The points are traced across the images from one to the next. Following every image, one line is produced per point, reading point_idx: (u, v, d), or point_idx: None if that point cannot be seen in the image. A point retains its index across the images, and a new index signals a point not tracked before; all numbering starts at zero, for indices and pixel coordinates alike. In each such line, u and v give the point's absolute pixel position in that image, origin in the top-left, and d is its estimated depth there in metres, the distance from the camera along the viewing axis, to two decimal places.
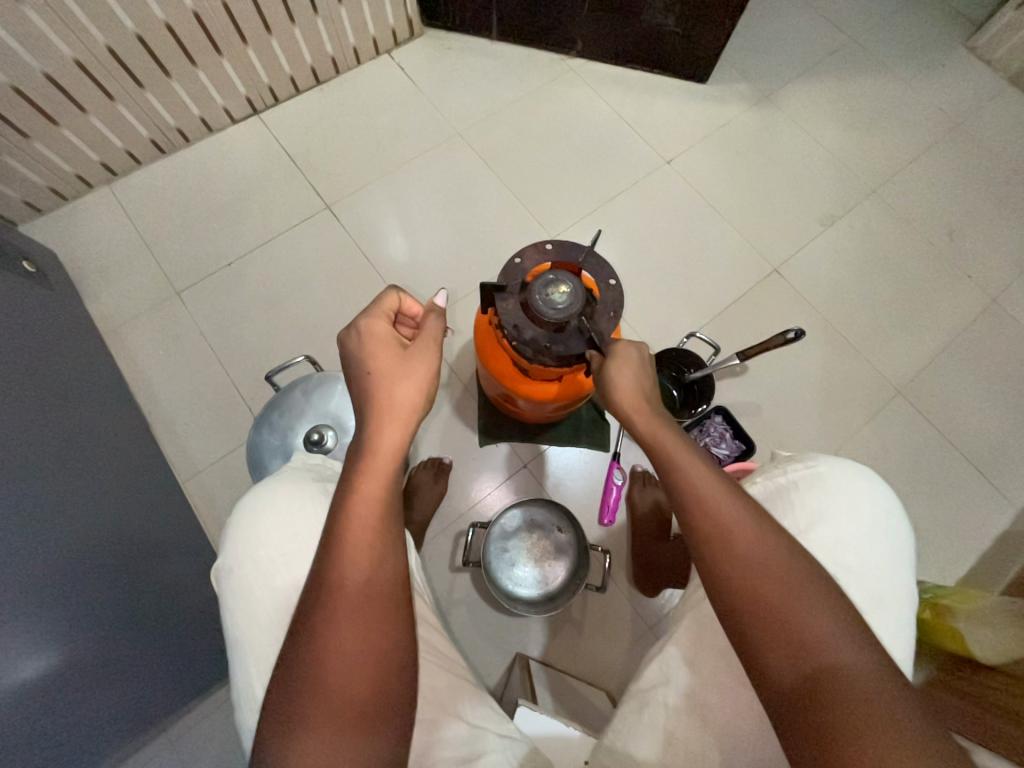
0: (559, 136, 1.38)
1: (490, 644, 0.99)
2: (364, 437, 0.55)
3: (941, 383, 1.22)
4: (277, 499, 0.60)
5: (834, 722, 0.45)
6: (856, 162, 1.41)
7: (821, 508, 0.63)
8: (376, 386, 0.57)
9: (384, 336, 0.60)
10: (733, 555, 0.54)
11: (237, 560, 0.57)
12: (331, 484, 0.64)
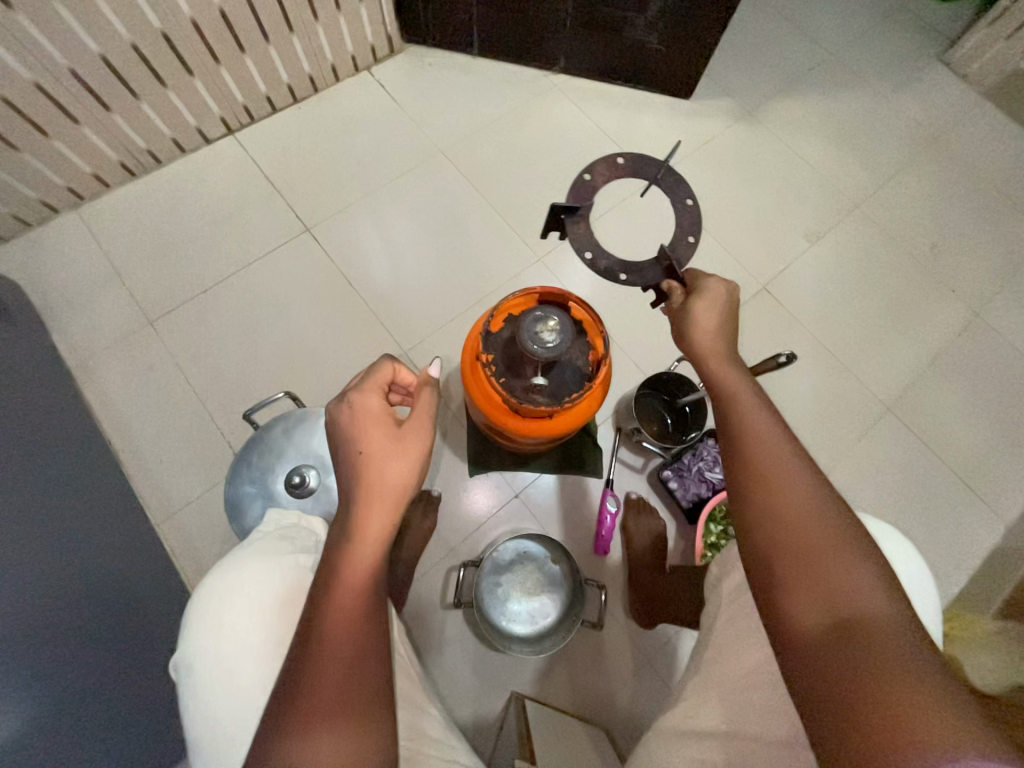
0: (544, 153, 1.36)
1: (485, 687, 0.96)
2: (350, 525, 0.53)
3: (928, 398, 1.22)
4: (245, 580, 0.57)
5: (860, 668, 0.43)
6: (839, 177, 1.42)
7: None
8: (366, 469, 0.55)
9: (374, 410, 0.58)
10: (763, 491, 0.54)
11: (201, 650, 0.54)
12: (305, 554, 0.61)
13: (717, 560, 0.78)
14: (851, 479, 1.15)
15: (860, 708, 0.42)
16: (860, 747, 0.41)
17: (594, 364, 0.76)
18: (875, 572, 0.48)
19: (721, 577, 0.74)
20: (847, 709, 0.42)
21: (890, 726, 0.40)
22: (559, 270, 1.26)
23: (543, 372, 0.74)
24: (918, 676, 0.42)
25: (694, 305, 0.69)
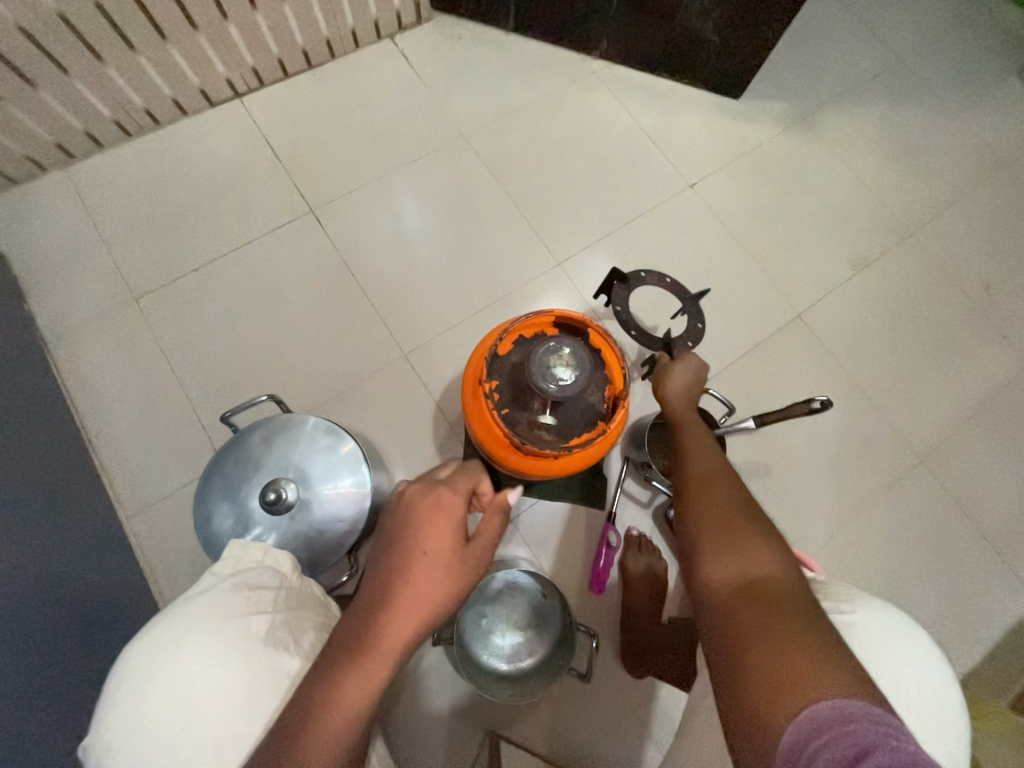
0: (573, 147, 1.25)
1: (460, 726, 0.90)
2: (373, 630, 0.44)
3: (965, 453, 1.13)
4: (181, 654, 0.49)
5: (756, 624, 0.46)
6: (893, 200, 1.30)
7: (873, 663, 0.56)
8: (416, 573, 0.47)
9: (451, 512, 0.50)
10: (697, 493, 0.61)
11: (122, 735, 0.47)
12: (257, 617, 0.53)
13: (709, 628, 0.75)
14: (872, 536, 1.06)
15: (751, 658, 0.44)
16: (750, 696, 0.43)
17: (610, 401, 0.68)
18: (779, 551, 0.53)
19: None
20: (741, 662, 0.45)
21: (779, 672, 0.42)
22: (577, 278, 1.16)
23: (551, 409, 0.67)
24: (808, 628, 0.45)
25: (673, 368, 0.77)
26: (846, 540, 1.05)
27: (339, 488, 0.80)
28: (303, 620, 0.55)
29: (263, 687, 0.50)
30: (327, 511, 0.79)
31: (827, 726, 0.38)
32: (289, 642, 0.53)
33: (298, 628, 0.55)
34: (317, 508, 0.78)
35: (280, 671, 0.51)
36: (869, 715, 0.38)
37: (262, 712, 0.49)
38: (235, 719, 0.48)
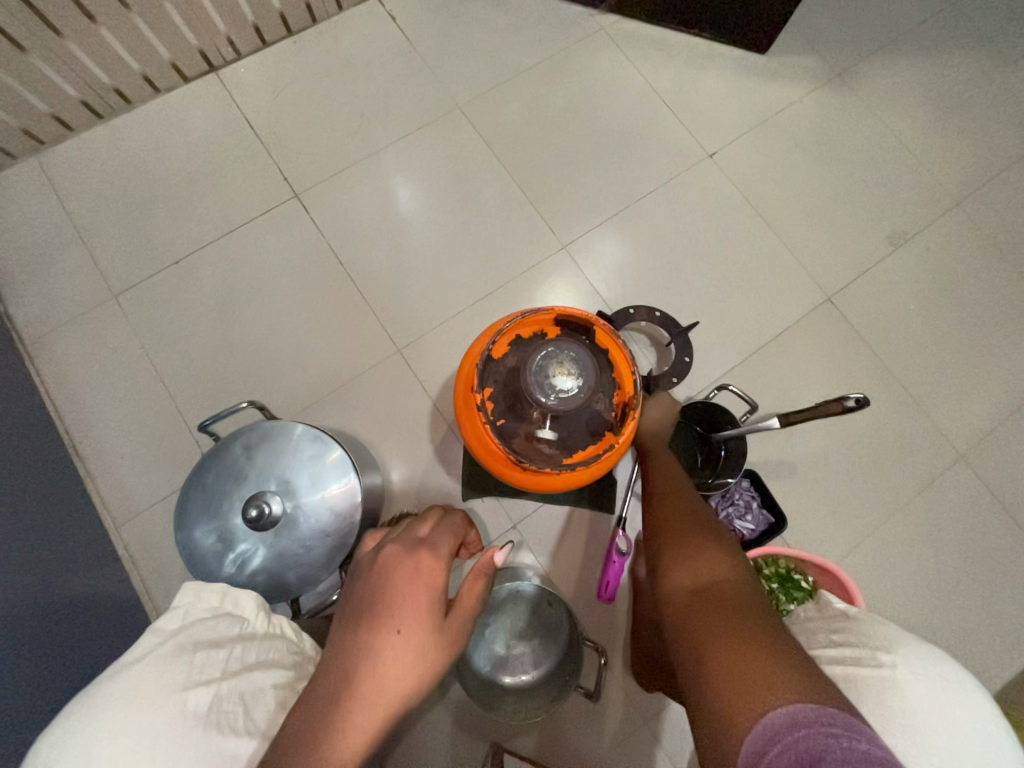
0: (580, 115, 1.13)
1: (463, 737, 0.87)
2: (332, 702, 0.39)
3: (1012, 448, 1.03)
4: (99, 747, 0.39)
5: (705, 623, 0.44)
6: (940, 166, 1.16)
7: (895, 718, 0.49)
8: (383, 642, 0.42)
9: (429, 578, 0.46)
10: (659, 513, 0.62)
11: None
12: (198, 689, 0.43)
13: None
14: (906, 538, 0.98)
15: (703, 657, 0.42)
16: (700, 703, 0.40)
17: (619, 409, 0.60)
18: (733, 554, 0.53)
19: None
20: (693, 665, 0.42)
21: (731, 673, 0.39)
22: (584, 262, 1.07)
23: (552, 420, 0.60)
24: (758, 623, 0.43)
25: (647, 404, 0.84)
26: (877, 543, 0.97)
27: (327, 500, 0.74)
28: (262, 684, 0.46)
29: None
30: (316, 525, 0.73)
31: (781, 733, 0.35)
32: (239, 717, 0.43)
33: (254, 695, 0.45)
34: (304, 523, 0.73)
35: (227, 757, 0.41)
36: (822, 718, 0.34)
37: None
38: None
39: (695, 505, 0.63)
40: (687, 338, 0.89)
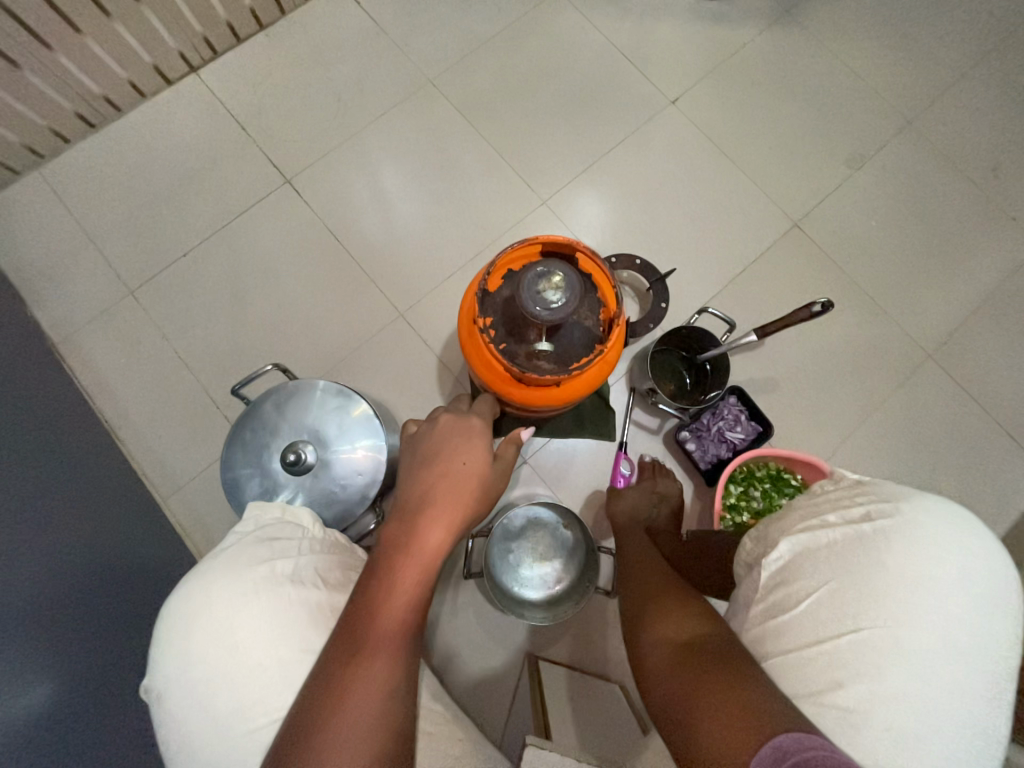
0: (545, 77, 1.19)
1: (499, 653, 0.95)
2: (415, 526, 0.54)
3: (975, 345, 1.11)
4: (213, 597, 0.51)
5: (697, 673, 0.47)
6: (892, 90, 1.22)
7: (924, 561, 0.49)
8: (452, 476, 0.58)
9: (478, 437, 0.63)
10: (635, 585, 0.66)
11: (172, 680, 0.50)
12: (282, 560, 0.56)
13: (749, 536, 0.61)
14: (885, 435, 1.06)
15: (699, 704, 0.45)
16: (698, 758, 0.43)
17: (606, 324, 0.68)
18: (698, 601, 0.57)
19: (756, 556, 0.58)
20: (691, 717, 0.45)
21: (731, 704, 0.44)
22: (565, 215, 1.13)
23: (548, 337, 0.67)
24: (746, 677, 0.46)
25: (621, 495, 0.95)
26: (859, 442, 1.06)
27: (355, 445, 0.83)
28: (329, 563, 0.59)
29: (298, 621, 0.53)
30: (347, 466, 0.82)
31: (790, 753, 0.40)
32: (317, 580, 0.56)
33: (325, 569, 0.58)
34: (337, 465, 0.81)
35: (314, 603, 0.54)
36: (807, 743, 0.40)
37: (304, 642, 0.52)
38: (279, 652, 0.51)
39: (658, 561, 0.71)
40: (663, 285, 1.00)
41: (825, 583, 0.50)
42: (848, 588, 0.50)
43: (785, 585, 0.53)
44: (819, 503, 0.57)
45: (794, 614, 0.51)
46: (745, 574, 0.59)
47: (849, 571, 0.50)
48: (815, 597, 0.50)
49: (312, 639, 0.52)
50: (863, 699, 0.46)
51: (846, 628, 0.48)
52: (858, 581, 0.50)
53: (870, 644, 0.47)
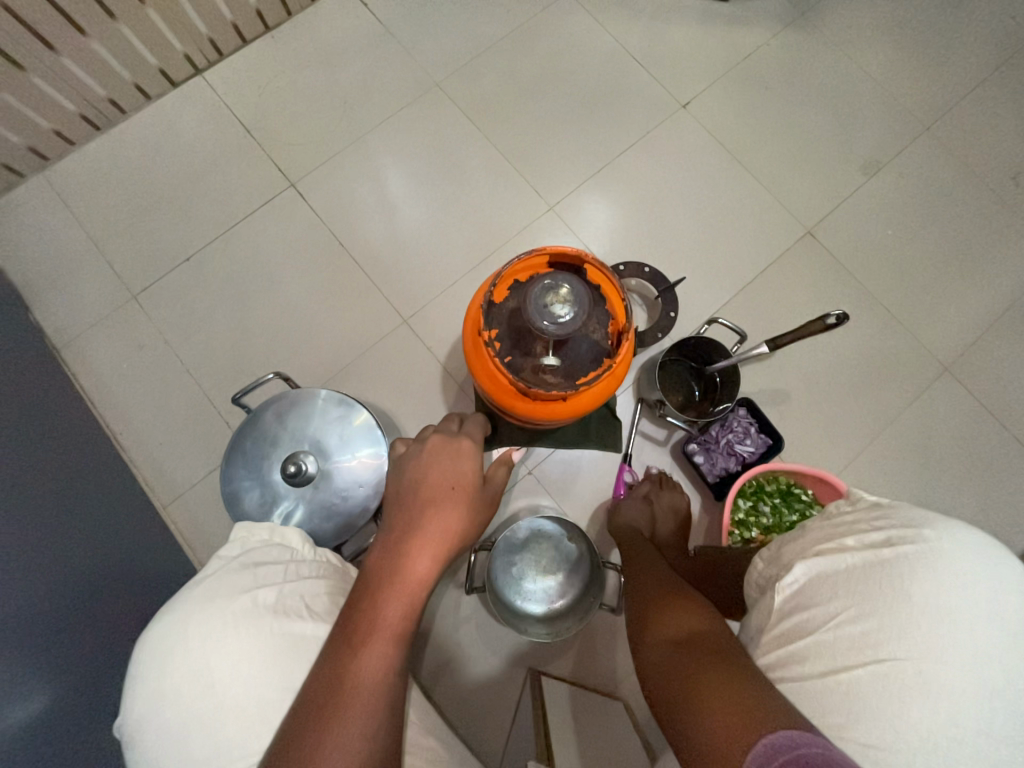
0: (553, 80, 1.17)
1: (500, 666, 0.94)
2: (403, 552, 0.53)
3: (993, 357, 1.08)
4: (190, 630, 0.51)
5: (692, 668, 0.47)
6: (910, 94, 1.19)
7: (950, 591, 0.47)
8: (441, 500, 0.57)
9: (469, 458, 0.61)
10: (636, 600, 0.65)
11: (148, 718, 0.49)
12: (265, 588, 0.55)
13: (763, 557, 0.60)
14: (898, 449, 1.04)
15: (696, 703, 0.44)
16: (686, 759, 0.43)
17: (614, 337, 0.66)
18: (705, 606, 0.56)
19: (769, 578, 0.57)
20: (682, 723, 0.44)
21: (724, 699, 0.43)
22: (572, 221, 1.11)
23: (555, 351, 0.65)
24: (744, 676, 0.45)
25: (621, 503, 0.94)
26: (872, 455, 1.03)
27: (357, 455, 0.81)
28: (317, 589, 0.58)
29: (279, 653, 0.51)
30: (348, 477, 0.80)
31: (781, 750, 0.38)
32: (302, 609, 0.55)
33: (313, 596, 0.57)
34: (338, 476, 0.80)
35: (297, 634, 0.53)
36: (799, 741, 0.38)
37: (285, 678, 0.50)
38: (259, 688, 0.49)
39: (664, 571, 0.70)
40: (672, 294, 0.98)
41: (842, 610, 0.48)
42: (869, 617, 0.47)
43: (800, 611, 0.51)
44: (836, 526, 0.56)
45: (809, 642, 0.49)
46: (758, 597, 0.57)
47: (870, 598, 0.48)
48: (832, 625, 0.48)
49: (294, 674, 0.51)
50: (881, 733, 0.44)
51: (865, 658, 0.46)
52: (880, 611, 0.47)
53: (892, 676, 0.45)
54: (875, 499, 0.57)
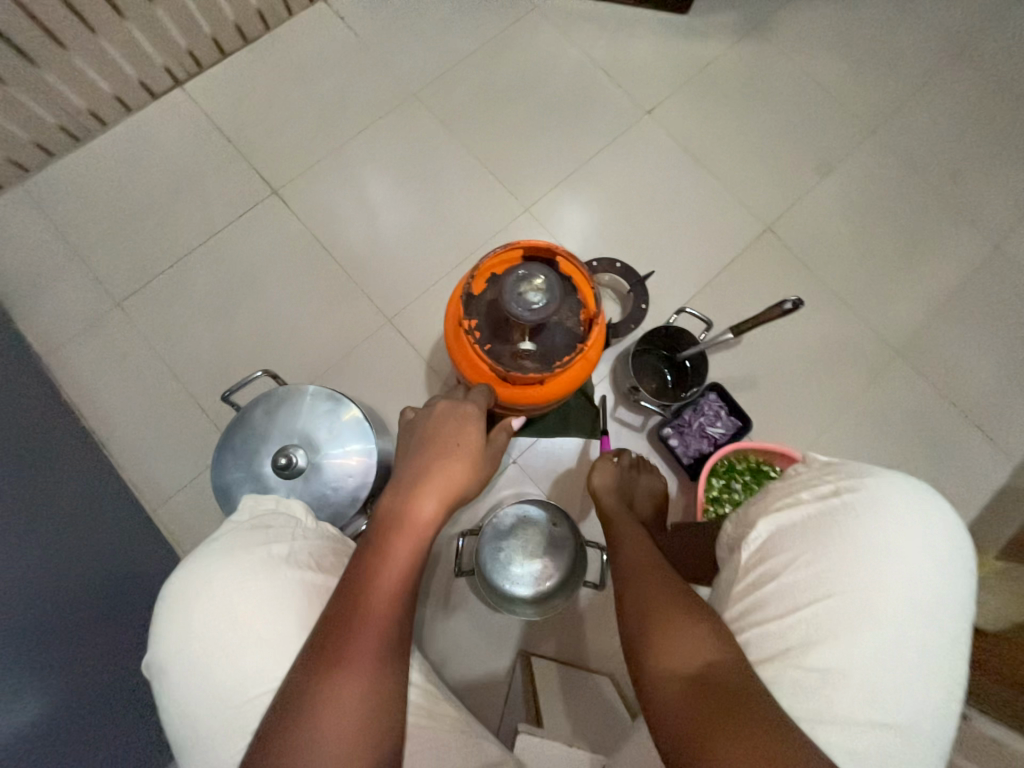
0: (525, 90, 1.23)
1: (491, 650, 0.97)
2: (407, 497, 0.57)
3: (940, 340, 1.16)
4: (212, 576, 0.53)
5: (713, 727, 0.44)
6: (855, 100, 1.29)
7: (889, 530, 0.53)
8: (444, 457, 0.60)
9: (474, 423, 0.64)
10: (622, 567, 0.63)
11: (175, 656, 0.52)
12: (278, 542, 0.57)
13: (730, 521, 0.64)
14: (858, 427, 1.11)
15: None
16: None
17: (586, 324, 0.71)
18: (708, 611, 0.52)
19: (736, 538, 0.60)
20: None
21: None
22: (547, 222, 1.17)
23: (532, 338, 0.70)
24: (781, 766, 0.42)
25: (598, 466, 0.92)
26: (834, 435, 1.10)
27: (346, 448, 0.84)
28: (324, 548, 0.61)
29: (295, 600, 0.54)
30: (338, 469, 0.83)
31: None
32: (313, 563, 0.58)
33: (321, 553, 0.60)
34: (328, 468, 0.83)
35: (309, 584, 0.55)
36: None
37: (301, 621, 0.53)
38: (278, 629, 0.52)
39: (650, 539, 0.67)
40: (644, 286, 1.04)
41: (799, 554, 0.53)
42: (822, 558, 0.53)
43: (765, 561, 0.55)
44: (791, 483, 0.60)
45: (774, 586, 0.53)
46: (727, 556, 0.61)
47: (823, 542, 0.53)
48: (791, 569, 0.53)
49: (309, 617, 0.53)
50: (836, 658, 0.49)
51: (821, 595, 0.51)
52: (830, 553, 0.53)
53: (844, 607, 0.50)
54: (827, 460, 0.62)
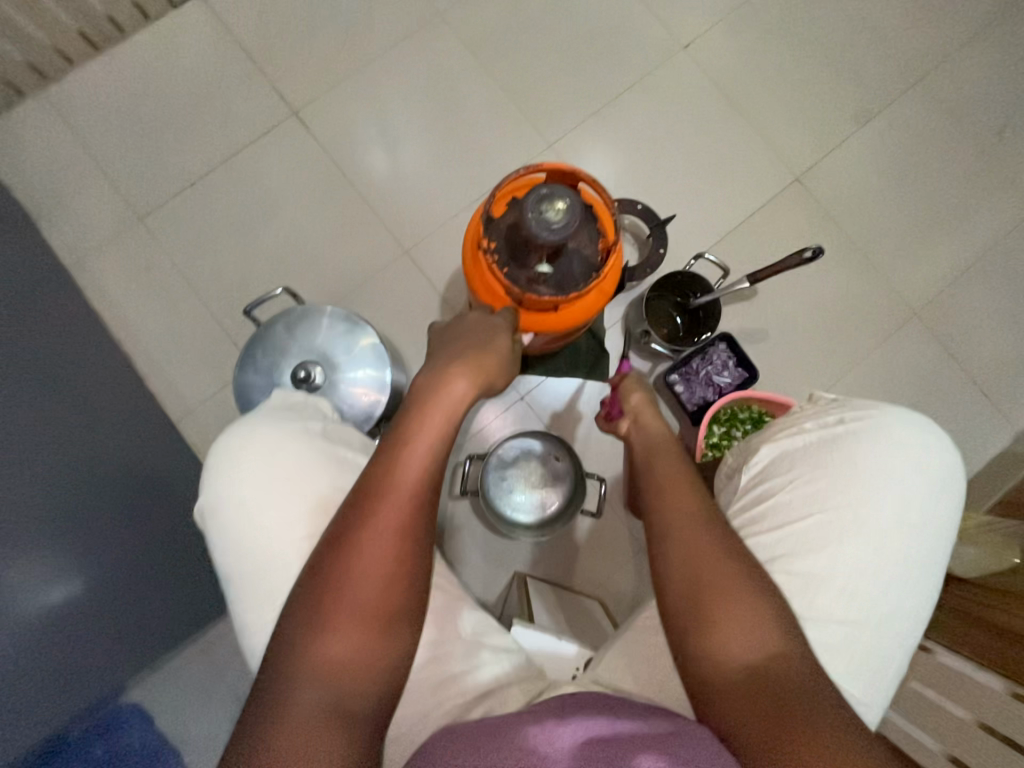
0: (556, 15, 1.17)
1: (491, 569, 1.03)
2: (434, 389, 0.63)
3: (960, 305, 1.15)
4: (256, 436, 0.61)
5: (767, 714, 0.46)
6: (906, 44, 1.21)
7: (883, 456, 0.56)
8: (471, 355, 0.66)
9: (501, 333, 0.69)
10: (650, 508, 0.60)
11: (222, 502, 0.59)
12: (313, 420, 0.66)
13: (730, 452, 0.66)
14: (865, 386, 1.12)
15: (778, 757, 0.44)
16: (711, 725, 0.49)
17: (603, 252, 0.71)
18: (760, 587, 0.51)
19: (736, 465, 0.62)
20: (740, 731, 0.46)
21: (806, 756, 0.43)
22: (570, 159, 1.14)
23: (549, 261, 0.71)
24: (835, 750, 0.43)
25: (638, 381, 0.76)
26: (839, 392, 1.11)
27: (361, 371, 0.87)
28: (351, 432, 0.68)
29: (327, 465, 0.62)
30: (353, 388, 0.86)
31: None
32: (342, 440, 0.65)
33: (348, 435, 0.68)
34: (343, 387, 0.86)
35: (340, 454, 0.63)
36: None
37: (333, 482, 0.61)
38: (313, 486, 0.60)
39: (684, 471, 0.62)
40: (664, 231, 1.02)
41: (793, 475, 0.57)
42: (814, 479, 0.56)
43: (762, 483, 0.58)
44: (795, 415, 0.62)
45: (768, 504, 0.57)
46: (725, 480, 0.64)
47: (818, 465, 0.56)
48: (786, 489, 0.56)
49: (339, 479, 0.61)
50: (816, 566, 0.54)
51: (811, 512, 0.55)
52: (824, 476, 0.56)
53: (831, 524, 0.54)
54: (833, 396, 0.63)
